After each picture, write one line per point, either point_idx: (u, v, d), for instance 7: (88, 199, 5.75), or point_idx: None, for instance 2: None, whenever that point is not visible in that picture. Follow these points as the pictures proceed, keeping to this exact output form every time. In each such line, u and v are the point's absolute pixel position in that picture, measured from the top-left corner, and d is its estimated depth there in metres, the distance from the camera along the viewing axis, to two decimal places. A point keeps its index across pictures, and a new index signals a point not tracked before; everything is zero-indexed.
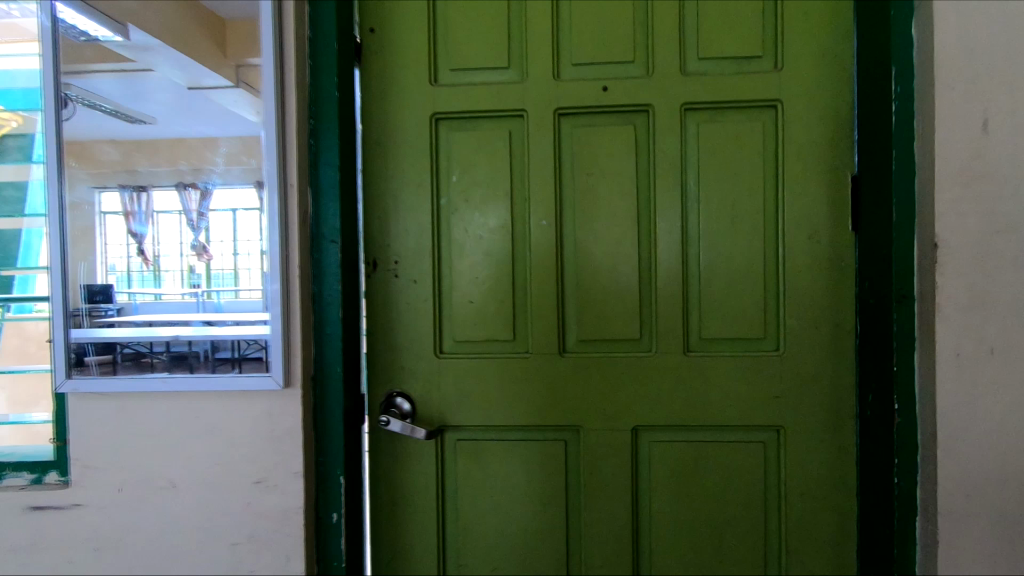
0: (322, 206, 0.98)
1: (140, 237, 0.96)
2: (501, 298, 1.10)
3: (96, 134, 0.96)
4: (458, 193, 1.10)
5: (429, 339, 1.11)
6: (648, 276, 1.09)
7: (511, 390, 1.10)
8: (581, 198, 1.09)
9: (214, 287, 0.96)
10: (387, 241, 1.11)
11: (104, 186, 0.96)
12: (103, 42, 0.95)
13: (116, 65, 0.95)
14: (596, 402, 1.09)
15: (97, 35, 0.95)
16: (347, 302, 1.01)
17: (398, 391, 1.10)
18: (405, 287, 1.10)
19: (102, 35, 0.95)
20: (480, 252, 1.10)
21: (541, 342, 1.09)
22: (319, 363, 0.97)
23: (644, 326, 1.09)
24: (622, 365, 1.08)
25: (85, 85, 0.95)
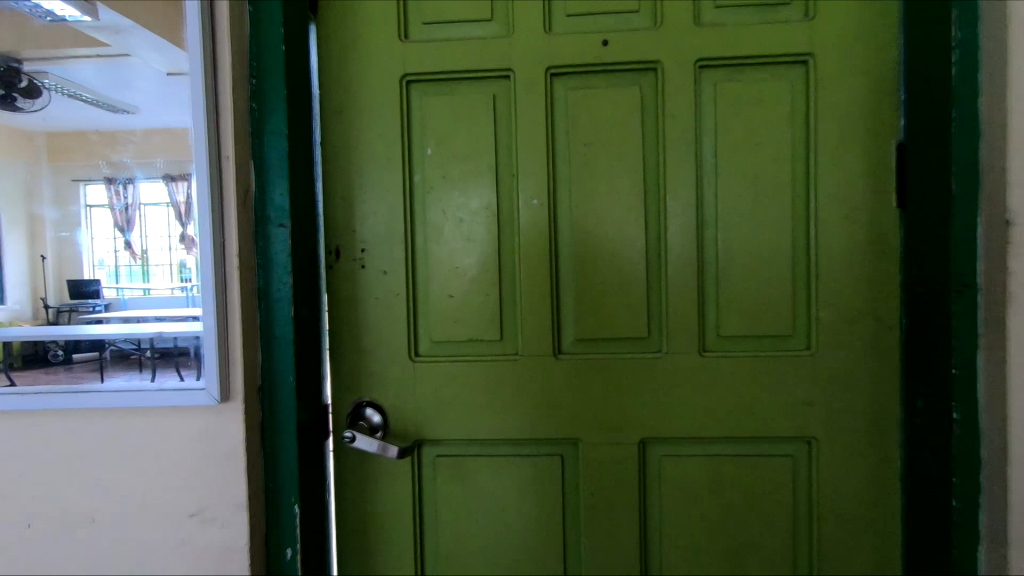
0: (268, 184, 0.81)
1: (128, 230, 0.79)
2: (487, 292, 0.94)
3: (78, 125, 0.79)
4: (434, 169, 0.94)
5: (402, 340, 0.95)
6: (657, 264, 0.93)
7: (499, 398, 0.95)
8: (578, 174, 0.93)
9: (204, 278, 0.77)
10: (351, 226, 0.95)
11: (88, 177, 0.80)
12: (70, 23, 0.78)
13: (93, 49, 0.79)
14: (598, 411, 0.93)
15: (64, 15, 0.78)
16: (301, 298, 0.85)
17: (368, 401, 0.95)
18: (374, 280, 0.95)
19: (68, 15, 0.78)
20: (461, 238, 0.94)
21: (534, 342, 0.94)
22: (268, 372, 0.81)
23: (653, 322, 0.93)
24: (629, 369, 0.93)
25: (62, 73, 0.79)
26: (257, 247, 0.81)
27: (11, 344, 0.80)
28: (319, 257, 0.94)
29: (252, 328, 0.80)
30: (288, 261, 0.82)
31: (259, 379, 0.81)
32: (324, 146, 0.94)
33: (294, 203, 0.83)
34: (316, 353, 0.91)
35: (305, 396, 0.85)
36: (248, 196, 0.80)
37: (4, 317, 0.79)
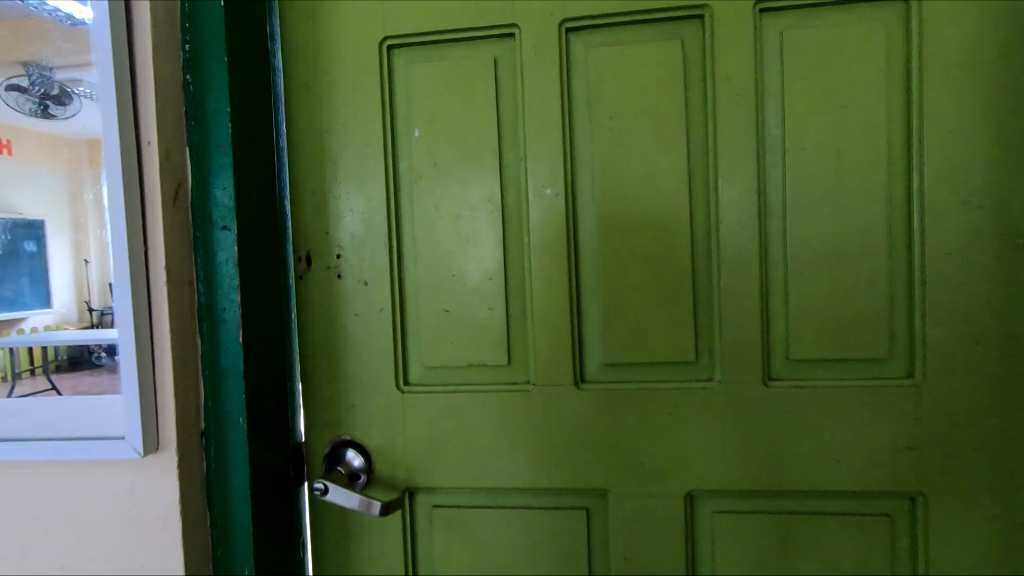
0: (209, 176, 0.65)
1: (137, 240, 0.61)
2: (491, 305, 0.76)
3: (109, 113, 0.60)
4: (423, 154, 0.76)
5: (388, 365, 0.77)
6: (706, 267, 0.72)
7: (506, 437, 0.76)
8: (602, 154, 0.73)
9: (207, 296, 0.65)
10: (323, 225, 0.77)
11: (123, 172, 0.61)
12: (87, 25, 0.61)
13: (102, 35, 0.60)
14: (632, 454, 0.74)
15: (80, 17, 0.62)
16: (256, 319, 0.68)
17: (348, 441, 0.78)
18: (353, 292, 0.77)
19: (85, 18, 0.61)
20: (458, 238, 0.76)
21: (550, 367, 0.75)
22: (212, 412, 0.65)
23: (702, 341, 0.73)
24: (672, 401, 0.73)
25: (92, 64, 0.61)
26: (195, 255, 0.65)
27: (54, 348, 0.64)
28: (286, 264, 0.78)
29: (189, 359, 0.64)
30: (237, 273, 0.65)
31: (201, 423, 0.65)
32: (287, 128, 0.77)
33: (243, 200, 0.66)
34: (282, 382, 0.74)
35: (262, 440, 0.69)
36: (182, 193, 0.64)
37: (51, 321, 0.64)
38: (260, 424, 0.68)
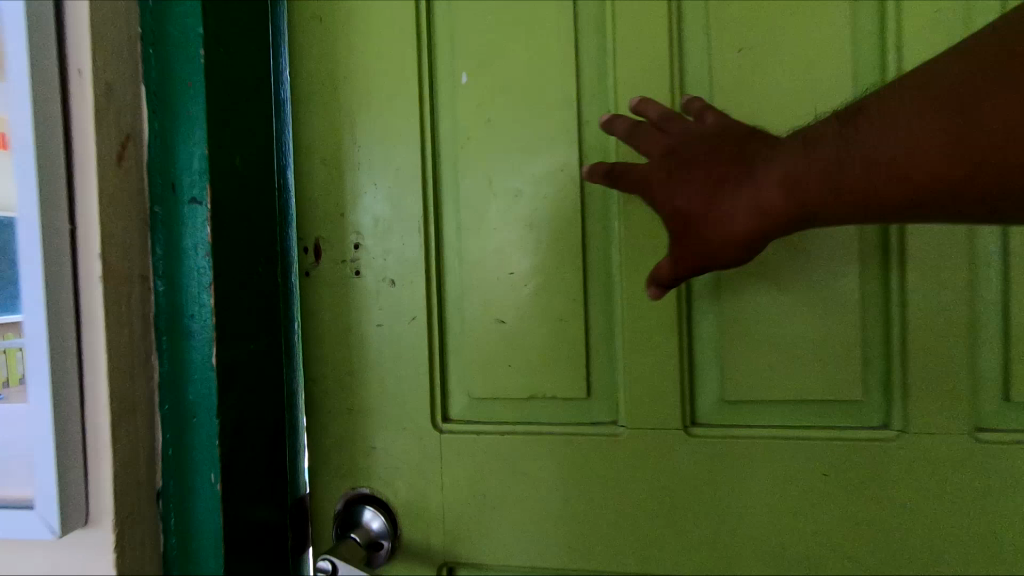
0: (175, 128, 0.45)
1: (59, 212, 0.41)
2: (562, 315, 0.55)
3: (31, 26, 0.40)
4: (472, 108, 0.56)
5: (420, 395, 0.57)
6: (880, 265, 0.50)
7: (582, 498, 0.55)
8: (726, 104, 0.52)
9: (166, 300, 0.46)
10: (338, 205, 0.58)
11: (49, 114, 0.41)
12: None
13: None
14: (765, 530, 0.52)
15: None
16: (236, 332, 0.48)
17: (365, 497, 0.58)
18: (375, 294, 0.57)
19: None
20: (518, 222, 0.55)
21: (646, 402, 0.53)
22: (175, 465, 0.46)
23: (870, 371, 0.51)
24: (825, 456, 0.51)
25: None
26: (151, 241, 0.46)
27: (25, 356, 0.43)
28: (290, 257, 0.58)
29: (140, 391, 0.44)
30: (210, 266, 0.45)
31: (159, 480, 0.46)
32: (294, 77, 0.58)
33: (219, 164, 0.46)
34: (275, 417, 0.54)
35: (242, 503, 0.49)
36: (132, 149, 0.45)
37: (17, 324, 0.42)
38: (241, 480, 0.48)
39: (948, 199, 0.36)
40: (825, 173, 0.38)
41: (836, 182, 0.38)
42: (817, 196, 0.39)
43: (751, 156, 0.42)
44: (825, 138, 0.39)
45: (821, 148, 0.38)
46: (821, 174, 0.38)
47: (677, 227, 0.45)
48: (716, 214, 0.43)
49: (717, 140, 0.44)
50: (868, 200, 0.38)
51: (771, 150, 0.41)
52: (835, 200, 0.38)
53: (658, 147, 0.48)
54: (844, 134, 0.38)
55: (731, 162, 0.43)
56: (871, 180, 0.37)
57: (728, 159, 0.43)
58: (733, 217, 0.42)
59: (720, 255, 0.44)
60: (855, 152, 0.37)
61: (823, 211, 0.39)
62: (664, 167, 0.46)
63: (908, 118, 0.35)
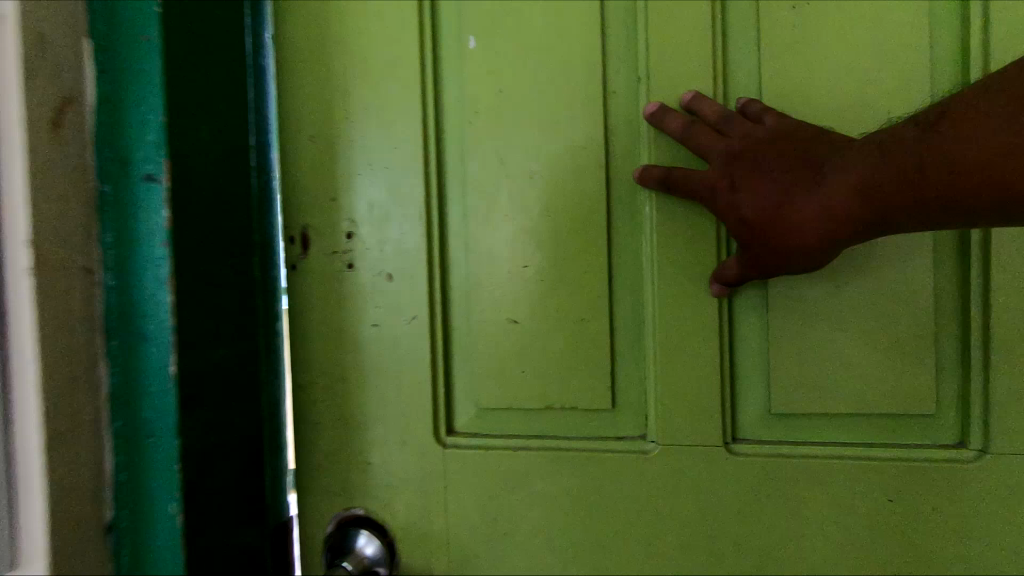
0: (125, 102, 0.40)
1: None
2: (583, 314, 0.48)
3: None
4: (479, 77, 0.48)
5: (420, 404, 0.50)
6: (959, 258, 0.43)
7: (604, 522, 0.48)
8: (776, 69, 0.44)
9: (116, 296, 0.41)
10: (327, 189, 0.51)
11: None
12: None
13: None
14: (815, 562, 0.46)
15: None
16: (197, 327, 0.44)
17: (359, 517, 0.51)
18: (369, 290, 0.50)
19: None
20: (532, 208, 0.48)
21: (679, 414, 0.46)
22: (127, 485, 0.42)
23: (945, 382, 0.43)
24: (891, 478, 0.44)
25: None
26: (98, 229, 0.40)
27: None
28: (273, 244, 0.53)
29: (84, 402, 0.39)
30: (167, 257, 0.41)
31: (108, 509, 0.41)
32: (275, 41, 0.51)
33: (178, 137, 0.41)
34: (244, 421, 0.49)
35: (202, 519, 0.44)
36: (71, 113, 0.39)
37: None
38: (205, 492, 0.45)
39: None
40: (906, 183, 0.35)
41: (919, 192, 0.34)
42: (899, 208, 0.36)
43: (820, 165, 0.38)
44: (902, 147, 0.35)
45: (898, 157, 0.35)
46: (896, 186, 0.35)
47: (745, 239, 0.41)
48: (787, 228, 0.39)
49: (778, 140, 0.40)
50: (952, 214, 0.34)
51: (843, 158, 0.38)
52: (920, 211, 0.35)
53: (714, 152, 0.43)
54: (923, 137, 0.34)
55: (797, 172, 0.39)
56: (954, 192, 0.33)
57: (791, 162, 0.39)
58: (805, 229, 0.39)
59: (785, 263, 0.41)
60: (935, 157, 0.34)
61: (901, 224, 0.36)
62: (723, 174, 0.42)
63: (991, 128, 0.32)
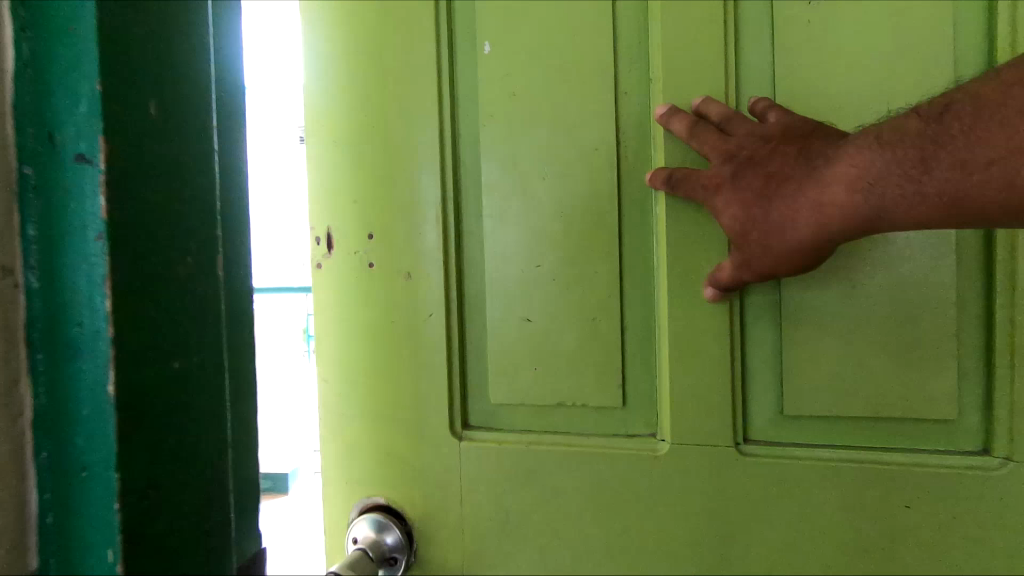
0: (47, 63, 0.32)
1: None
2: (593, 314, 0.48)
3: None
4: (495, 81, 0.50)
5: (436, 399, 0.52)
6: (982, 258, 0.41)
7: (614, 518, 0.49)
8: (791, 65, 0.44)
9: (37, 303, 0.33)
10: (349, 191, 0.53)
11: None
12: None
13: None
14: (829, 568, 0.45)
15: None
16: (149, 342, 0.35)
17: (380, 506, 0.53)
18: (389, 288, 0.52)
19: None
20: (545, 209, 0.49)
21: (691, 413, 0.46)
22: (57, 532, 0.34)
23: (966, 386, 0.42)
24: (910, 484, 0.43)
25: None
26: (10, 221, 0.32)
27: None
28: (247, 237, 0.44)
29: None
30: (103, 253, 0.32)
31: (35, 555, 0.34)
32: None
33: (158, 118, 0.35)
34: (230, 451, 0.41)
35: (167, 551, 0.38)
36: None
37: None
38: (158, 544, 0.36)
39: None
40: (905, 177, 0.34)
41: (918, 187, 0.34)
42: (895, 203, 0.34)
43: (817, 159, 0.38)
44: (903, 140, 0.34)
45: (898, 150, 0.34)
46: (894, 181, 0.34)
47: (736, 237, 0.41)
48: (780, 224, 0.39)
49: (783, 140, 0.40)
50: (949, 210, 0.33)
51: (841, 151, 0.37)
52: (917, 206, 0.34)
53: (715, 150, 0.43)
54: (933, 134, 0.33)
55: (793, 167, 0.39)
56: (955, 188, 0.33)
57: (795, 162, 0.39)
58: (796, 225, 0.39)
59: (785, 261, 0.40)
60: (946, 155, 0.33)
61: (896, 221, 0.35)
62: (722, 172, 0.42)
63: (990, 127, 0.32)
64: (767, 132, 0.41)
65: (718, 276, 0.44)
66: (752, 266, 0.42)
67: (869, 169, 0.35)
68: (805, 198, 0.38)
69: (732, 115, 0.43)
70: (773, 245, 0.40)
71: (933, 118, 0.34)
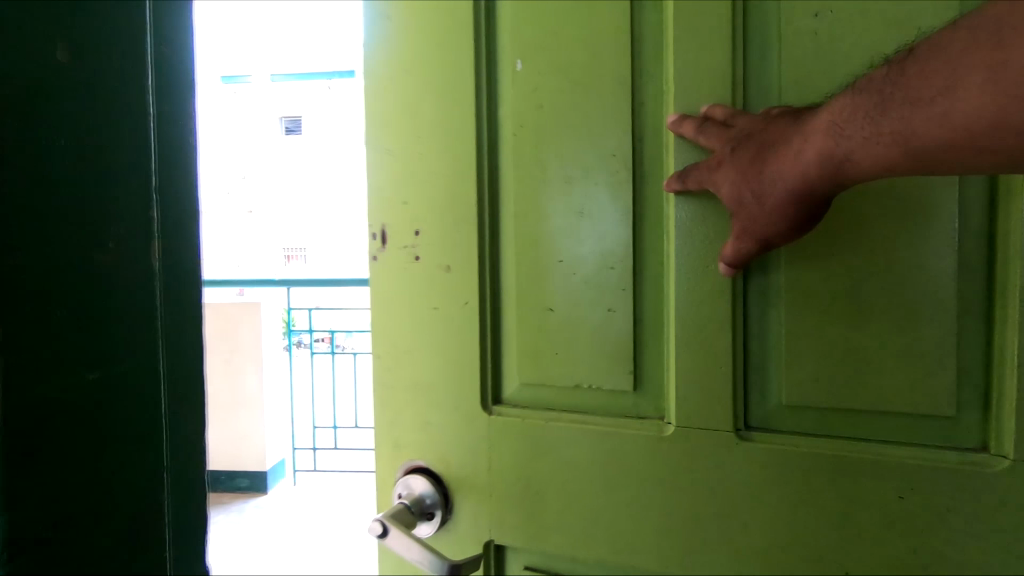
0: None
1: None
2: (610, 305, 0.53)
3: None
4: (525, 95, 0.56)
5: (470, 377, 0.59)
6: (987, 262, 0.43)
7: (623, 491, 0.54)
8: (798, 75, 0.46)
9: None
10: (400, 193, 0.61)
11: None
12: None
13: None
14: (825, 552, 0.47)
15: None
16: (81, 330, 0.39)
17: (422, 469, 0.61)
18: (431, 277, 0.60)
19: None
20: (567, 208, 0.54)
21: (695, 399, 0.50)
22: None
23: (966, 382, 0.44)
24: (906, 475, 0.44)
25: None
26: None
27: None
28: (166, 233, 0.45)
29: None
30: None
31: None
32: None
33: (68, 62, 0.38)
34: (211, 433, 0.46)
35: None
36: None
37: None
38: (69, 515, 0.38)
39: (986, 136, 0.33)
40: (868, 120, 0.37)
41: (879, 127, 0.37)
42: (861, 146, 0.38)
43: (802, 124, 0.42)
44: (867, 88, 0.38)
45: (863, 97, 0.38)
46: (858, 126, 0.38)
47: (737, 206, 0.46)
48: (770, 189, 0.44)
49: (780, 117, 0.44)
50: (910, 145, 0.36)
51: (821, 110, 0.41)
52: (881, 146, 0.37)
53: (720, 135, 0.47)
54: (893, 79, 0.36)
55: (781, 136, 0.43)
56: (911, 122, 0.35)
57: (789, 128, 0.43)
58: (783, 187, 0.43)
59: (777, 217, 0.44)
60: (900, 96, 0.36)
61: (867, 164, 0.38)
62: (722, 149, 0.47)
63: (940, 59, 0.34)
64: (765, 114, 0.46)
65: (724, 249, 0.48)
66: (751, 230, 0.46)
67: (838, 120, 0.39)
68: (790, 161, 0.42)
69: (736, 106, 0.48)
70: (767, 208, 0.44)
71: (893, 65, 0.37)
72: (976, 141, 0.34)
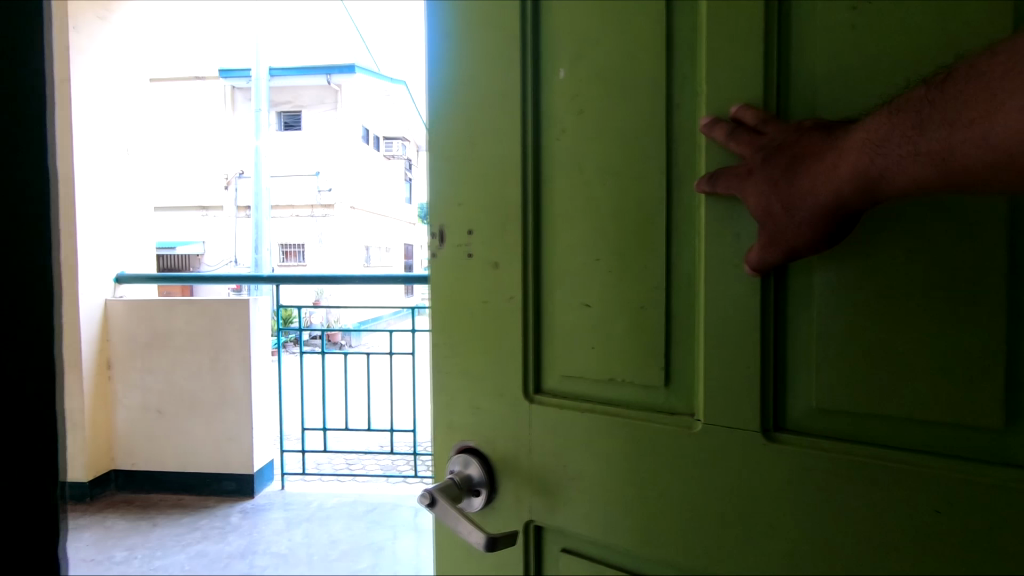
0: None
1: None
2: (642, 301, 0.55)
3: None
4: (566, 102, 0.59)
5: (513, 366, 0.63)
6: None
7: (653, 483, 0.55)
8: (835, 72, 0.45)
9: None
10: (456, 195, 0.66)
11: None
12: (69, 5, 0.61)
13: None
14: (856, 561, 0.46)
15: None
16: None
17: (472, 449, 0.66)
18: (480, 273, 0.65)
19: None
20: (603, 208, 0.57)
21: (723, 395, 0.51)
22: None
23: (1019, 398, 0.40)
24: (945, 490, 0.42)
25: None
26: None
27: None
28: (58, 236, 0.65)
29: None
30: None
31: None
32: None
33: None
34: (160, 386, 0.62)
35: None
36: None
37: None
38: None
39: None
40: (906, 138, 0.37)
41: (916, 147, 0.37)
42: (897, 164, 0.38)
43: (836, 137, 0.42)
44: (906, 107, 0.38)
45: (902, 115, 0.38)
46: (896, 144, 0.38)
47: (764, 214, 0.46)
48: (799, 199, 0.44)
49: (813, 128, 0.44)
50: (947, 166, 0.36)
51: (857, 125, 0.41)
52: (916, 165, 0.37)
53: (751, 142, 0.47)
54: (932, 100, 0.36)
55: (814, 148, 0.43)
56: (949, 144, 0.36)
57: (822, 142, 0.43)
58: (814, 198, 0.43)
59: (805, 228, 0.44)
60: (938, 116, 0.36)
61: (900, 181, 0.38)
62: (753, 157, 0.47)
63: (982, 84, 0.34)
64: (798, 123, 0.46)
65: (749, 255, 0.48)
66: (776, 239, 0.46)
67: (874, 135, 0.39)
68: (822, 172, 0.42)
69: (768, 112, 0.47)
70: (795, 218, 0.44)
71: (934, 86, 0.37)
72: (1010, 167, 0.34)
